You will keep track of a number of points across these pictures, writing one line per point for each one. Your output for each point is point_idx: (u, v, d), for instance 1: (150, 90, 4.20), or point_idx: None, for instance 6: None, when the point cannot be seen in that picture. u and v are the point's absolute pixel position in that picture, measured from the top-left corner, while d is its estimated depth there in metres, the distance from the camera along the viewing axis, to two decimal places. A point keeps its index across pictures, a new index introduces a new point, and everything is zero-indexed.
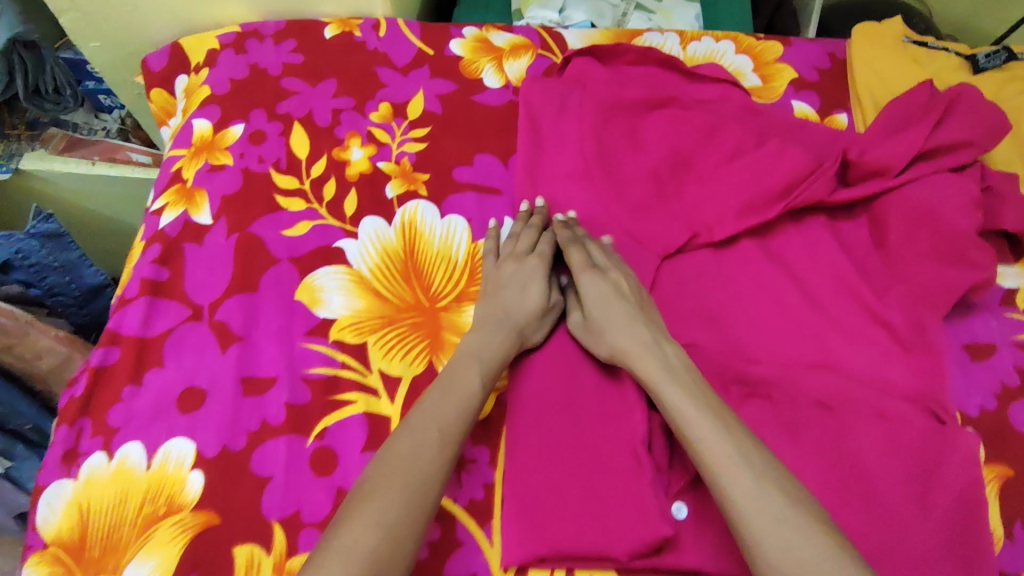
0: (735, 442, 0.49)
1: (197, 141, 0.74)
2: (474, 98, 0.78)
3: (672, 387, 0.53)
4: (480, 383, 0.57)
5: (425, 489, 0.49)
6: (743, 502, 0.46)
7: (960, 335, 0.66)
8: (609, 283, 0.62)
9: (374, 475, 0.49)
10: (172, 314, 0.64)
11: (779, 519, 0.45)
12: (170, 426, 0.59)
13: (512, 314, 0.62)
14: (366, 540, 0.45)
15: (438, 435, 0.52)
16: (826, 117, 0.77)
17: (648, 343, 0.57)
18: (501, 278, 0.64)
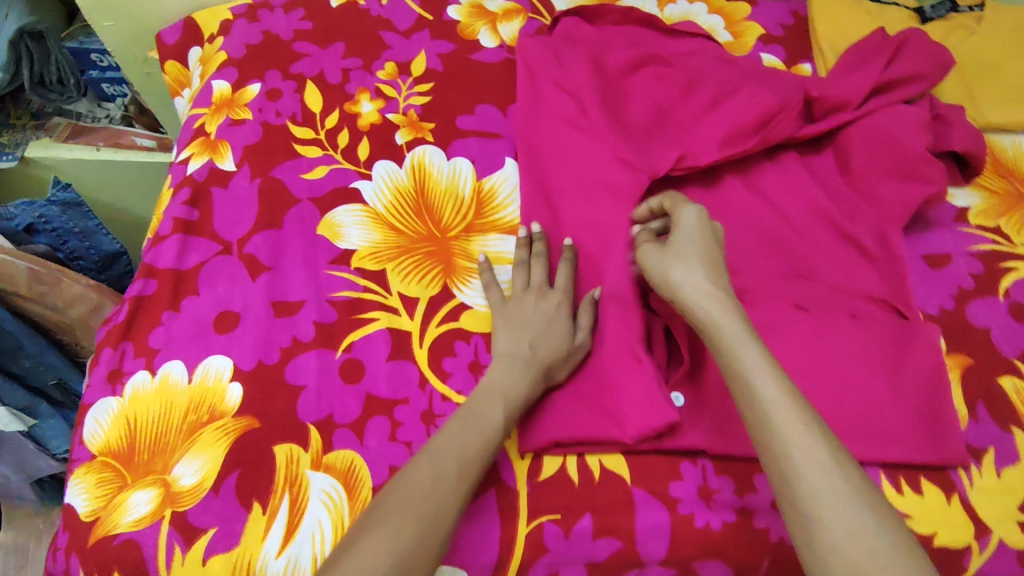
0: (810, 421, 0.48)
1: (217, 99, 0.79)
2: (472, 56, 0.84)
3: (744, 349, 0.51)
4: (502, 420, 0.55)
5: (439, 518, 0.48)
6: (815, 480, 0.45)
7: (919, 247, 0.73)
8: (700, 233, 0.61)
9: (391, 500, 0.48)
10: (204, 249, 0.69)
11: (839, 506, 0.44)
12: (208, 345, 0.64)
13: (539, 351, 0.60)
14: (378, 569, 0.43)
15: (455, 467, 0.50)
16: (792, 66, 0.86)
17: (722, 299, 0.55)
18: (525, 313, 0.63)
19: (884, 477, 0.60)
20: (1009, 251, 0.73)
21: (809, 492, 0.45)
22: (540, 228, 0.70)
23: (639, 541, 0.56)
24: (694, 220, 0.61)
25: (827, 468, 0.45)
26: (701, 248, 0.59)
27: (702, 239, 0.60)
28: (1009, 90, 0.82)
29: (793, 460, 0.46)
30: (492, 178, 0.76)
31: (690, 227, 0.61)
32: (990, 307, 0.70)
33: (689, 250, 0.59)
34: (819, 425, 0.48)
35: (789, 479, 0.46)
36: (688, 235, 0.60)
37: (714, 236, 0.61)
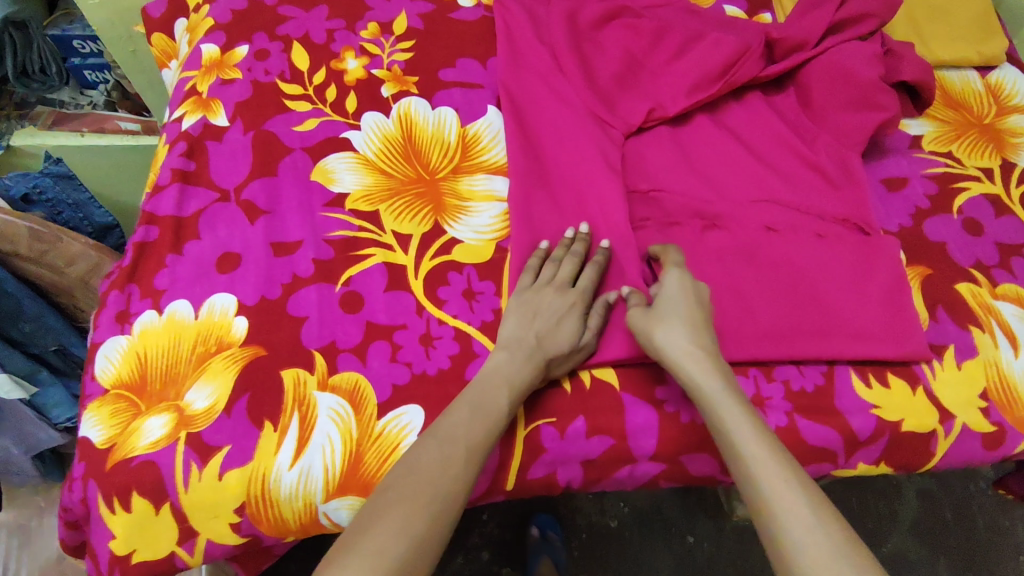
0: (784, 463, 0.49)
1: (206, 62, 0.82)
2: (451, 15, 0.88)
3: (727, 410, 0.53)
4: (506, 403, 0.56)
5: (448, 505, 0.49)
6: (783, 511, 0.47)
7: (878, 173, 0.78)
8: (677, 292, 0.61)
9: (403, 483, 0.49)
10: (203, 197, 0.72)
11: (819, 551, 0.44)
12: (212, 285, 0.67)
13: (544, 344, 0.60)
14: (393, 547, 0.45)
15: (464, 452, 0.52)
16: (754, 16, 0.91)
17: (708, 363, 0.57)
18: (533, 306, 0.62)
19: (853, 374, 0.65)
20: (961, 172, 0.79)
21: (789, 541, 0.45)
22: (586, 228, 0.69)
23: (630, 438, 0.60)
24: (678, 282, 0.62)
25: (809, 522, 0.46)
26: (684, 309, 0.60)
27: (682, 299, 0.61)
28: (954, 29, 0.88)
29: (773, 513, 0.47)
30: (476, 124, 0.79)
31: (673, 289, 0.62)
32: (946, 223, 0.75)
33: (671, 310, 0.60)
34: (801, 478, 0.48)
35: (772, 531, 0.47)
36: (672, 297, 0.61)
37: (702, 297, 0.62)
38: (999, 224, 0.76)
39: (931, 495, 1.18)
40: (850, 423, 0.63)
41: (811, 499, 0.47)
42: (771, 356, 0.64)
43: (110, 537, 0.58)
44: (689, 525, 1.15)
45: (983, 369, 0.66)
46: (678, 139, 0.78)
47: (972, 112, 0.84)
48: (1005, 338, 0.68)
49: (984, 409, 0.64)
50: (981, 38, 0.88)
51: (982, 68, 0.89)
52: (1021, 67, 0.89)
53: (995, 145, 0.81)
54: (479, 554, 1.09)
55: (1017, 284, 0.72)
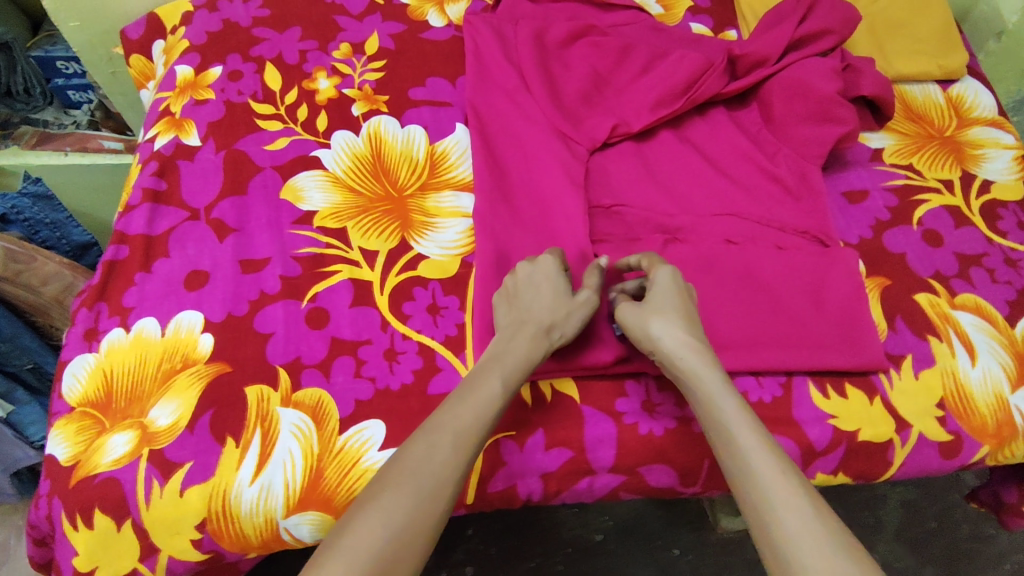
0: (777, 457, 0.49)
1: (181, 83, 0.84)
2: (422, 35, 0.90)
3: (724, 404, 0.53)
4: (500, 390, 0.55)
5: (434, 495, 0.47)
6: (774, 502, 0.46)
7: (839, 186, 0.80)
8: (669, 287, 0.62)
9: (389, 477, 0.47)
10: (173, 216, 0.73)
11: (816, 546, 0.43)
12: (180, 302, 0.68)
13: (534, 316, 0.61)
14: (375, 539, 0.44)
15: (451, 439, 0.50)
16: (720, 33, 0.93)
17: (702, 356, 0.57)
18: (515, 291, 0.64)
19: (812, 385, 0.66)
20: (921, 184, 0.80)
21: (787, 536, 0.45)
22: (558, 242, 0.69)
23: (589, 450, 0.61)
24: (668, 279, 0.62)
25: (806, 515, 0.45)
26: (677, 304, 0.61)
27: (673, 294, 0.61)
28: (916, 44, 0.89)
29: (772, 507, 0.46)
30: (444, 142, 0.81)
31: (663, 284, 0.62)
32: (905, 234, 0.76)
33: (664, 304, 0.60)
34: (795, 471, 0.48)
35: (768, 527, 0.46)
36: (663, 291, 0.62)
37: (688, 295, 0.63)
38: (958, 234, 0.77)
39: (915, 505, 1.17)
40: (807, 433, 0.63)
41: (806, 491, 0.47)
42: (730, 368, 0.65)
43: (72, 554, 0.58)
44: (673, 537, 1.14)
45: (941, 379, 0.67)
46: (643, 154, 0.80)
47: (932, 125, 0.86)
48: (964, 347, 0.69)
49: (941, 418, 0.65)
50: (942, 52, 0.89)
51: (943, 81, 0.90)
52: (982, 79, 0.91)
53: (955, 157, 0.83)
54: (463, 568, 1.08)
55: (976, 293, 0.73)
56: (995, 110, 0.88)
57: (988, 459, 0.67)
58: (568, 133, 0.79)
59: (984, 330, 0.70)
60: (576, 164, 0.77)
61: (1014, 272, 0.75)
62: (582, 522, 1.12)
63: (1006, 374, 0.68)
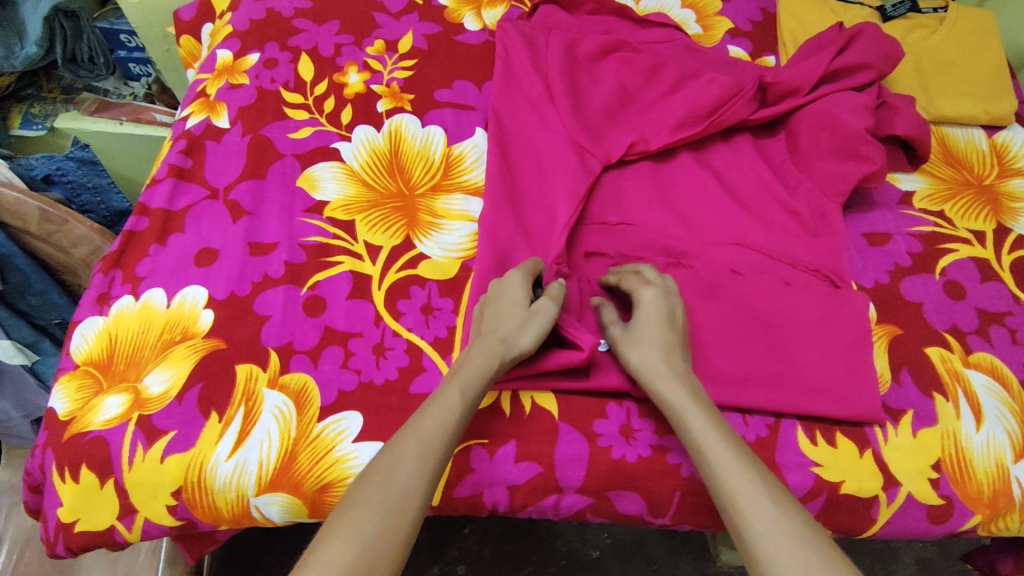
0: (752, 468, 0.50)
1: (219, 66, 0.87)
2: (455, 37, 0.91)
3: (692, 418, 0.54)
4: (459, 405, 0.54)
5: (403, 507, 0.48)
6: (749, 512, 0.47)
7: (861, 226, 0.77)
8: (664, 305, 0.62)
9: (356, 491, 0.48)
10: (194, 193, 0.76)
11: (789, 555, 0.44)
12: (187, 277, 0.71)
13: (493, 328, 0.59)
14: (342, 556, 0.44)
15: (415, 452, 0.50)
16: (757, 58, 0.90)
17: (676, 373, 0.57)
18: (482, 309, 0.63)
19: (800, 430, 0.64)
20: (949, 232, 0.77)
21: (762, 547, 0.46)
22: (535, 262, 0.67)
23: (558, 468, 0.61)
24: (653, 299, 0.62)
25: (774, 517, 0.46)
26: (659, 330, 0.60)
27: (655, 315, 0.61)
28: (962, 86, 0.86)
29: (747, 520, 0.47)
30: (462, 145, 0.81)
31: (648, 305, 0.61)
32: (925, 283, 0.74)
33: (643, 333, 0.60)
34: (767, 482, 0.49)
35: (747, 542, 0.47)
36: (647, 315, 0.61)
37: (674, 313, 0.62)
38: (982, 289, 0.73)
39: (930, 565, 1.11)
40: (786, 478, 0.62)
41: (777, 502, 0.48)
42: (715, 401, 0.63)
43: (59, 504, 0.62)
44: (669, 563, 1.11)
45: (940, 439, 0.64)
46: (658, 175, 0.79)
47: (971, 172, 0.82)
48: (970, 409, 0.65)
49: (934, 480, 0.63)
50: (991, 95, 0.85)
51: (990, 127, 0.86)
52: None
53: (991, 208, 0.79)
54: (455, 567, 1.08)
55: (993, 353, 0.69)
56: None
57: (981, 529, 0.64)
58: (584, 147, 0.79)
59: (996, 393, 0.66)
60: (587, 179, 0.77)
61: None
62: (580, 536, 1.11)
63: (1012, 442, 0.64)
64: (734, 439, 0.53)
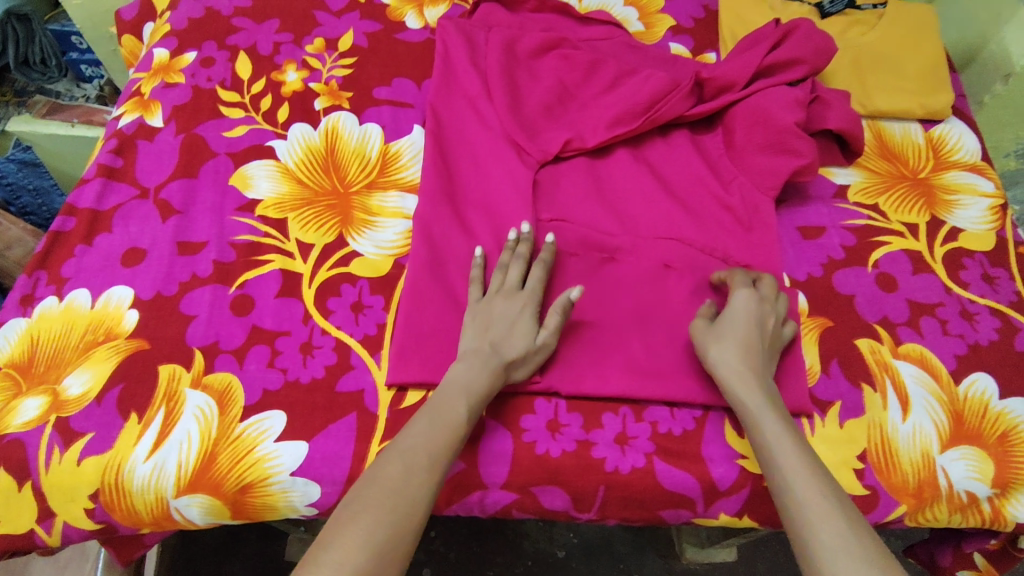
0: (823, 483, 0.52)
1: (156, 65, 0.86)
2: (397, 36, 0.91)
3: (768, 424, 0.56)
4: (465, 413, 0.57)
5: (410, 513, 0.50)
6: (815, 522, 0.49)
7: (795, 220, 0.77)
8: (760, 311, 0.63)
9: (366, 494, 0.50)
10: (123, 192, 0.75)
11: (854, 568, 0.46)
12: (114, 277, 0.70)
13: (497, 349, 0.61)
14: (353, 557, 0.46)
15: (426, 461, 0.52)
16: (698, 55, 0.91)
17: (761, 385, 0.59)
18: (486, 315, 0.64)
19: (726, 423, 0.64)
20: (883, 225, 0.78)
21: (823, 555, 0.48)
22: (528, 229, 0.69)
23: (482, 466, 0.60)
24: (747, 302, 0.63)
25: (842, 532, 0.48)
26: (747, 334, 0.62)
27: (747, 322, 0.63)
28: (899, 81, 0.87)
29: (811, 529, 0.49)
30: (399, 142, 0.81)
31: (742, 308, 0.63)
32: (858, 276, 0.74)
33: (738, 337, 0.62)
34: (837, 497, 0.51)
35: (807, 551, 0.49)
36: (736, 317, 0.63)
37: (765, 321, 0.63)
38: (914, 281, 0.74)
39: None
40: (711, 471, 0.61)
41: (845, 517, 0.49)
42: (642, 395, 0.63)
43: None
44: (635, 561, 1.11)
45: (866, 428, 0.64)
46: (595, 171, 0.79)
47: (907, 165, 0.83)
48: (897, 399, 0.66)
49: (859, 471, 0.63)
50: (926, 89, 0.86)
51: (926, 121, 0.87)
52: (968, 121, 0.87)
53: (924, 201, 0.80)
54: (419, 570, 1.07)
55: (922, 344, 0.70)
56: (977, 155, 0.84)
57: (908, 520, 0.64)
58: (520, 145, 0.78)
59: (924, 383, 0.67)
60: (522, 175, 0.76)
61: (970, 326, 0.71)
62: (546, 536, 1.11)
63: (938, 431, 0.64)
64: (806, 450, 0.54)
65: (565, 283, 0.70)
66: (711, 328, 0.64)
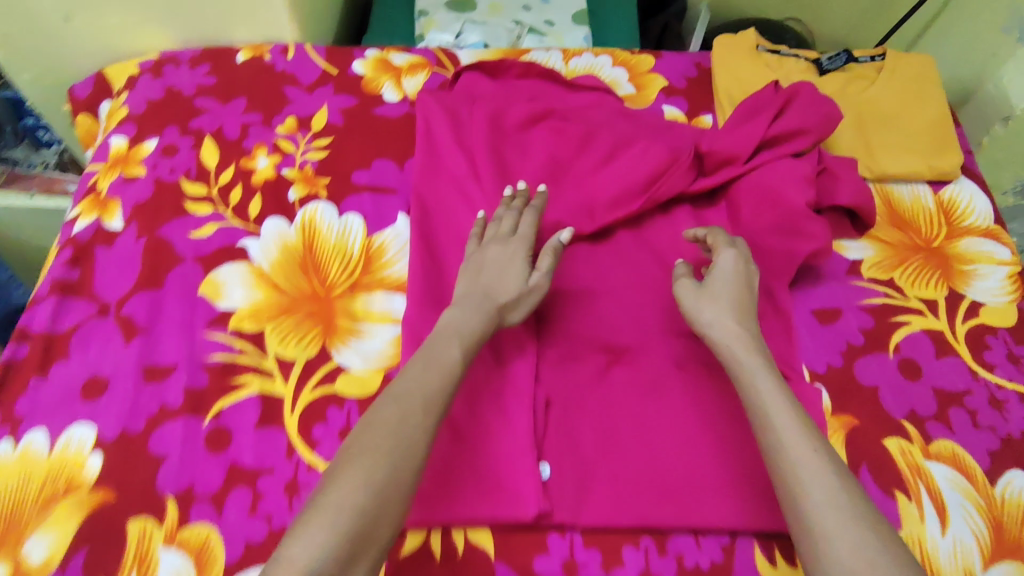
0: (812, 435, 0.52)
1: (113, 156, 0.80)
2: (374, 111, 0.85)
3: (755, 369, 0.56)
4: (459, 358, 0.57)
5: (409, 456, 0.50)
6: (806, 475, 0.49)
7: (810, 302, 0.73)
8: (742, 269, 0.65)
9: (359, 439, 0.50)
10: (80, 310, 0.69)
11: (842, 523, 0.46)
12: (74, 413, 0.63)
13: (490, 294, 0.63)
14: (353, 499, 0.46)
15: (422, 403, 0.52)
16: (694, 118, 0.86)
17: (752, 341, 0.59)
18: (480, 269, 0.65)
19: (756, 549, 0.59)
20: (900, 303, 0.74)
21: (812, 509, 0.48)
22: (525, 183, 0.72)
23: None
24: (730, 260, 0.65)
25: (834, 488, 0.48)
26: (731, 290, 0.63)
27: (736, 278, 0.64)
28: (906, 140, 0.83)
29: (801, 481, 0.49)
30: (382, 234, 0.75)
31: (728, 269, 0.64)
32: (879, 364, 0.70)
33: (723, 288, 0.63)
34: (826, 448, 0.51)
35: (800, 504, 0.49)
36: (724, 277, 0.64)
37: (749, 283, 0.65)
38: (938, 367, 0.70)
39: None
40: None
41: (835, 471, 0.50)
42: (664, 525, 0.58)
43: None
44: None
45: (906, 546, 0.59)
46: (596, 258, 0.74)
47: (920, 234, 0.79)
48: (934, 510, 0.61)
49: None
50: (934, 150, 0.82)
51: (935, 182, 0.83)
52: (979, 181, 0.84)
53: (941, 273, 0.76)
54: None
55: (954, 440, 0.66)
56: (990, 217, 0.81)
57: None
58: None
59: (959, 487, 0.63)
60: None
61: (1000, 416, 0.68)
62: None
63: (980, 544, 0.60)
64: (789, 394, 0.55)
65: (572, 394, 0.65)
66: (699, 289, 0.64)
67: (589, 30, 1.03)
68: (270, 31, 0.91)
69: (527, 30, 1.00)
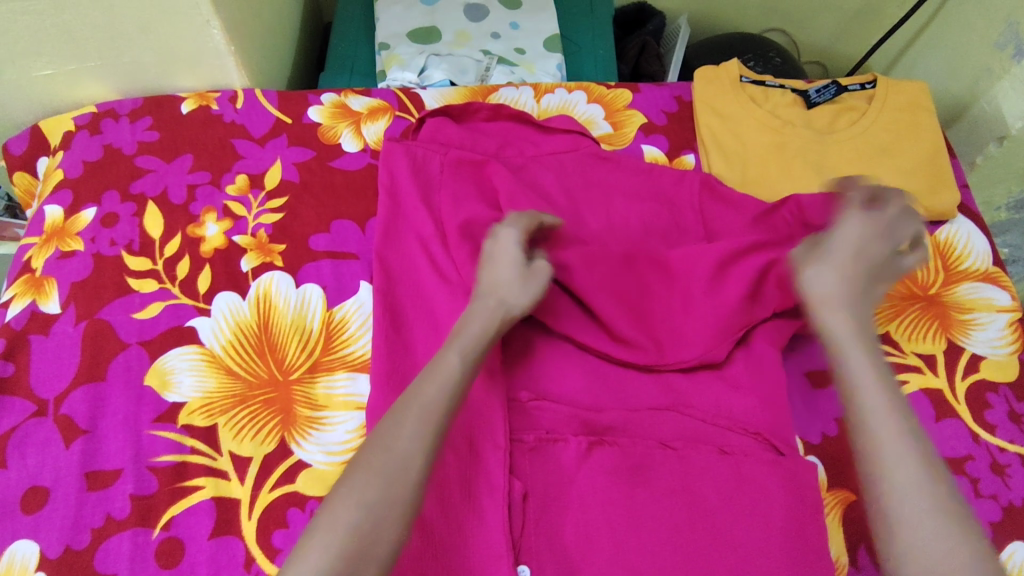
0: (914, 437, 0.48)
1: (48, 228, 0.74)
2: (332, 163, 0.80)
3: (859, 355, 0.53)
4: (459, 364, 0.53)
5: (404, 469, 0.47)
6: (891, 470, 0.47)
7: (802, 364, 0.72)
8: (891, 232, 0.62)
9: (368, 473, 0.46)
10: (17, 411, 0.63)
11: (926, 529, 0.45)
12: (14, 529, 0.57)
13: (489, 288, 0.60)
14: (345, 520, 0.44)
15: (435, 421, 0.49)
16: (675, 158, 0.83)
17: (861, 322, 0.55)
18: (524, 266, 0.61)
19: None
20: (897, 360, 0.70)
21: (897, 504, 0.46)
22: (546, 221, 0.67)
23: None
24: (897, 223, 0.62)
25: (922, 489, 0.46)
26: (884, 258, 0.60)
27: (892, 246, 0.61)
28: (897, 177, 0.79)
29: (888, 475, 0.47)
30: (344, 306, 0.70)
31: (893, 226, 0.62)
32: None
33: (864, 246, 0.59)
34: (917, 446, 0.48)
35: (881, 491, 0.47)
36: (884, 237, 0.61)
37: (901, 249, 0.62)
38: (937, 431, 0.66)
39: None
40: None
41: (919, 463, 0.47)
42: None
43: None
44: None
45: None
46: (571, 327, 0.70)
47: (915, 281, 0.75)
48: None
49: None
50: (931, 186, 0.79)
51: (930, 222, 0.80)
52: (976, 219, 0.81)
53: (939, 325, 0.72)
54: None
55: None
56: (989, 260, 0.77)
57: None
58: None
59: None
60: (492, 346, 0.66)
61: (1003, 484, 0.64)
62: None
63: None
64: (893, 380, 0.52)
65: (553, 482, 0.60)
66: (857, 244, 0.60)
67: (562, 57, 0.98)
68: (216, 76, 0.85)
69: (496, 61, 0.95)
